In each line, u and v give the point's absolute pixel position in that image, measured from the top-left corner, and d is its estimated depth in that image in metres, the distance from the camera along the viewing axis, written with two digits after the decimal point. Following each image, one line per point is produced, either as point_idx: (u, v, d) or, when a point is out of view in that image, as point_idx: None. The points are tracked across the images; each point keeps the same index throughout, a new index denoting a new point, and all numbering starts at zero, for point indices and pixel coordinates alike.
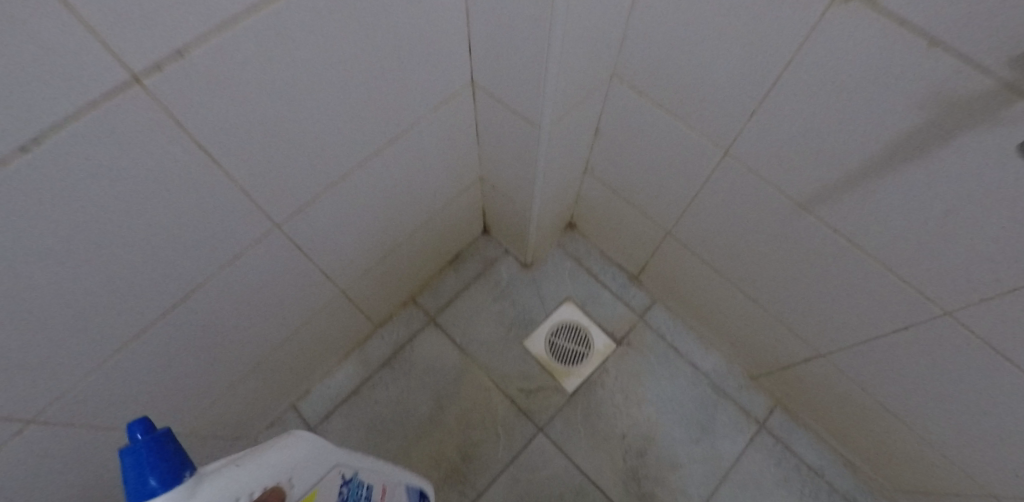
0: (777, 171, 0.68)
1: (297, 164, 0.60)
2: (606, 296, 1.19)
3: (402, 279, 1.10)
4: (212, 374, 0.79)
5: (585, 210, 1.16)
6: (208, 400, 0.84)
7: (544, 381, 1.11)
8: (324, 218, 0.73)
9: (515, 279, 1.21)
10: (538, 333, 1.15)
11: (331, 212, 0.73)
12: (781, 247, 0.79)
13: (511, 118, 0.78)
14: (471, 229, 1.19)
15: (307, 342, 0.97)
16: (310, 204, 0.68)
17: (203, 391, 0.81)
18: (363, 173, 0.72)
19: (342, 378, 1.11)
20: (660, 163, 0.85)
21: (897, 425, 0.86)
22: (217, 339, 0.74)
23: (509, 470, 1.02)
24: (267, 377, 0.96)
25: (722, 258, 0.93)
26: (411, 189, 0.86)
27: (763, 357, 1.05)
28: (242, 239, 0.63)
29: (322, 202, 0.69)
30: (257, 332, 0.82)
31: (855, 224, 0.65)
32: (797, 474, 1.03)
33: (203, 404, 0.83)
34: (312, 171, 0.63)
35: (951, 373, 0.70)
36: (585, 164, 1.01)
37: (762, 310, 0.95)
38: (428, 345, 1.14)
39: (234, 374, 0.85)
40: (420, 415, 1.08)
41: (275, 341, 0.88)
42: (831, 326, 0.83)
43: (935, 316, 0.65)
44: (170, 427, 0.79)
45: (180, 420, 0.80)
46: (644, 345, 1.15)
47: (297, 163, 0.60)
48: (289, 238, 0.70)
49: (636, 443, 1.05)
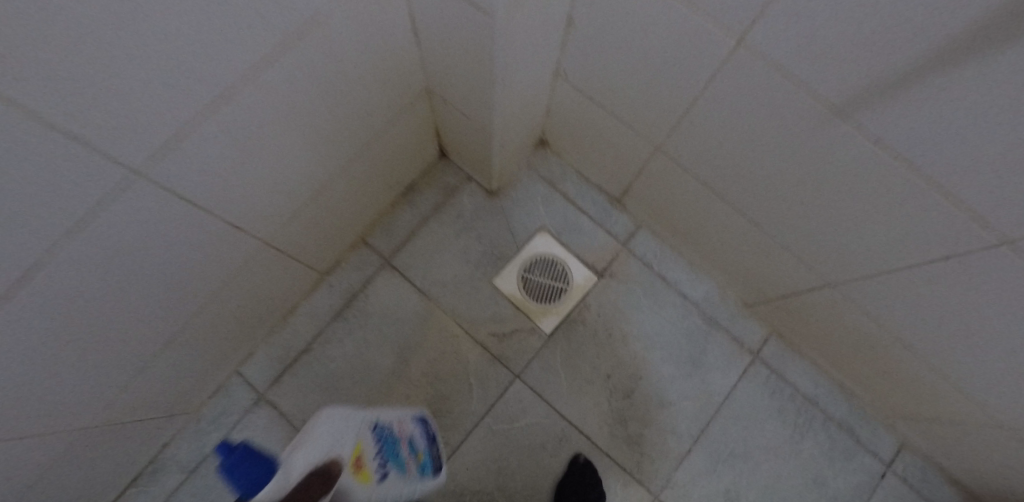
0: (805, 67, 0.50)
1: (170, 103, 0.39)
2: (586, 224, 1.04)
3: (343, 219, 0.92)
4: (116, 368, 0.64)
5: (558, 124, 0.97)
6: (120, 390, 0.69)
7: (518, 323, 0.99)
8: (223, 167, 0.53)
9: (480, 209, 1.04)
10: (509, 270, 1.01)
11: (222, 163, 0.53)
12: (800, 165, 0.63)
13: (450, 6, 0.56)
14: (423, 154, 1.00)
15: (236, 306, 0.82)
16: (199, 154, 0.47)
17: (111, 385, 0.66)
18: (267, 99, 0.51)
19: (293, 335, 0.98)
20: (652, 64, 0.66)
21: (909, 357, 0.78)
22: (115, 335, 0.58)
23: (484, 423, 0.94)
24: (199, 350, 0.82)
25: (724, 178, 0.78)
26: (333, 112, 0.65)
27: (762, 285, 0.93)
28: (115, 217, 0.44)
29: (217, 148, 0.49)
30: (169, 312, 0.65)
31: (909, 135, 0.47)
32: (791, 405, 0.98)
33: (112, 396, 0.69)
34: (193, 107, 0.42)
35: (995, 314, 0.58)
36: (554, 66, 0.81)
37: (767, 236, 0.82)
38: (385, 292, 1.00)
39: (150, 358, 0.70)
40: (382, 371, 0.96)
41: (196, 317, 0.73)
42: (849, 257, 0.71)
43: (991, 247, 0.50)
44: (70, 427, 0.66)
45: (82, 418, 0.66)
46: (630, 277, 1.02)
47: (169, 100, 0.39)
48: (186, 200, 0.51)
49: (621, 384, 0.96)
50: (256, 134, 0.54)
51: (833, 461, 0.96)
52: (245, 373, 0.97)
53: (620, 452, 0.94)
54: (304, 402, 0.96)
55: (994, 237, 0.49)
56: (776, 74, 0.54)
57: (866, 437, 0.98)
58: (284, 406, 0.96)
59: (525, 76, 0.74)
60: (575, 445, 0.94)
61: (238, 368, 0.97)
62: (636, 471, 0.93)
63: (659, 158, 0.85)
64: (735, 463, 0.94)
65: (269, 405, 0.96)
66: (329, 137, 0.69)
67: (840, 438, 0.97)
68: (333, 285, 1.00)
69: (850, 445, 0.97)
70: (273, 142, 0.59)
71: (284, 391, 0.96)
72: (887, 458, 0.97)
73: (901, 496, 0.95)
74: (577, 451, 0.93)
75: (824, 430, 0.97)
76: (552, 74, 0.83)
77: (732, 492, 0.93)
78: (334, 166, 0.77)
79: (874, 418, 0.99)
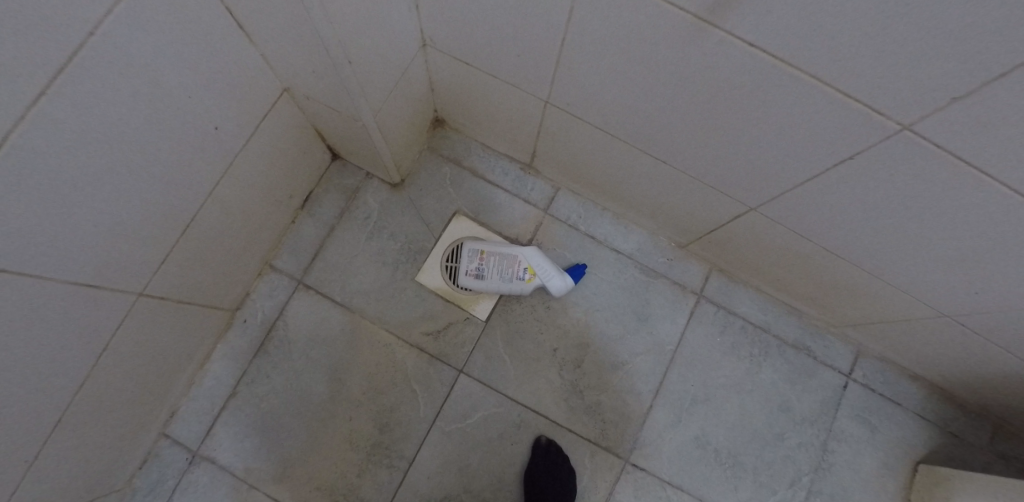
0: None
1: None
2: (503, 198, 0.98)
3: (234, 247, 0.83)
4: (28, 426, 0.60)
5: (447, 100, 0.90)
6: (43, 457, 0.65)
7: (451, 316, 0.93)
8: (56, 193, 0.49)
9: (388, 205, 0.97)
10: (431, 263, 0.95)
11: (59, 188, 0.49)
12: (685, 88, 0.59)
13: None
14: (311, 159, 0.92)
15: (143, 354, 0.75)
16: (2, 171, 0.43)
17: (26, 450, 0.61)
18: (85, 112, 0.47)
19: (215, 382, 0.89)
20: (509, 12, 0.60)
21: (840, 263, 0.77)
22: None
23: (436, 427, 0.89)
24: (113, 412, 0.75)
25: (620, 123, 0.73)
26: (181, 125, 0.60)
27: (688, 223, 0.90)
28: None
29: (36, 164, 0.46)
30: (56, 365, 0.61)
31: (772, 30, 0.45)
32: (743, 336, 0.96)
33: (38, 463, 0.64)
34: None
35: (905, 202, 0.58)
36: (419, 36, 0.74)
37: (679, 173, 0.78)
38: (304, 313, 0.92)
39: (64, 415, 0.65)
40: (317, 398, 0.89)
41: (90, 372, 0.67)
42: (759, 176, 0.68)
43: (894, 134, 0.50)
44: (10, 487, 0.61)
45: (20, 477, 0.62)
46: (558, 244, 0.97)
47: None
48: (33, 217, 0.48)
49: (570, 354, 0.93)
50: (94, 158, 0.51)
51: (795, 383, 0.96)
52: (174, 434, 0.87)
53: (582, 425, 0.91)
54: (245, 449, 0.87)
55: (892, 122, 0.49)
56: None
57: (823, 353, 0.97)
58: (223, 459, 0.87)
59: (385, 50, 0.67)
60: (535, 428, 0.90)
61: (165, 430, 0.87)
62: (602, 439, 0.90)
63: (553, 115, 0.80)
64: (700, 407, 0.93)
65: (206, 462, 0.87)
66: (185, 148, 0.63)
67: (798, 359, 0.96)
68: (247, 319, 0.92)
69: (809, 364, 0.97)
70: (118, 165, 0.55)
71: (219, 444, 0.87)
72: (846, 368, 0.97)
73: (865, 401, 0.96)
74: (538, 434, 0.90)
75: (781, 355, 0.96)
76: (419, 45, 0.76)
77: (703, 438, 0.92)
78: (196, 192, 0.69)
79: (828, 332, 0.98)
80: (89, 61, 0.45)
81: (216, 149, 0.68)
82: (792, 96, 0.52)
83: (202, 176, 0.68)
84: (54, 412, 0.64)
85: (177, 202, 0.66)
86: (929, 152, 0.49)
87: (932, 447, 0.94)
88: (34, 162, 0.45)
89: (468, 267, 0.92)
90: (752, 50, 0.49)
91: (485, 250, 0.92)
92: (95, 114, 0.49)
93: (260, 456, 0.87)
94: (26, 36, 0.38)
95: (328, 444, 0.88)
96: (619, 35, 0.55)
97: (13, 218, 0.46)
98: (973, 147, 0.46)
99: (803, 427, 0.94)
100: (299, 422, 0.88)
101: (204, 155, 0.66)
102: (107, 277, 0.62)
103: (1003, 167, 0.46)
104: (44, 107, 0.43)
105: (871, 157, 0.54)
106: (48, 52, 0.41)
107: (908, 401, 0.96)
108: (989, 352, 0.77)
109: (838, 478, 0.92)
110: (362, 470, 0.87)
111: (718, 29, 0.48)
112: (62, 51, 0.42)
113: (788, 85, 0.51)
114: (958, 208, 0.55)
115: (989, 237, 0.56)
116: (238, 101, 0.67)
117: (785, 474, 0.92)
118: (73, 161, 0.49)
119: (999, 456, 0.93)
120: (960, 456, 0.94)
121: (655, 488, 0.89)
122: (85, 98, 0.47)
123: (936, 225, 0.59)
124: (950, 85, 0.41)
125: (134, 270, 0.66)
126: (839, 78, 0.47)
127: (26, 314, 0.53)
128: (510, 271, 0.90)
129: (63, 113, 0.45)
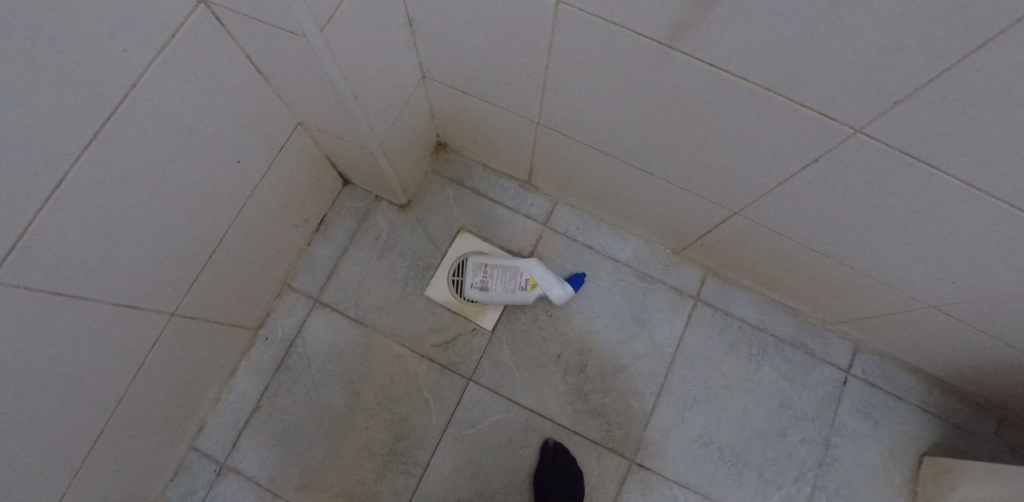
0: (618, 11, 0.52)
1: (32, 156, 0.45)
2: (504, 214, 1.04)
3: (255, 270, 0.90)
4: (77, 435, 0.67)
5: (448, 125, 0.97)
6: (89, 465, 0.71)
7: (458, 327, 0.99)
8: (106, 223, 0.57)
9: (396, 225, 1.03)
10: (439, 278, 1.01)
11: (109, 219, 0.57)
12: (660, 104, 0.65)
13: (287, 41, 0.58)
14: (324, 185, 0.99)
15: (176, 370, 0.82)
16: (57, 204, 0.50)
17: (74, 457, 0.68)
18: (128, 153, 0.55)
19: (240, 397, 0.95)
20: (497, 43, 0.67)
21: (824, 260, 0.81)
22: (45, 411, 0.60)
23: (448, 433, 0.94)
24: (149, 424, 0.81)
25: (606, 140, 0.79)
26: (209, 160, 0.68)
27: (680, 230, 0.94)
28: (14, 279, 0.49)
29: (87, 200, 0.53)
30: (102, 380, 0.68)
31: (726, 51, 0.51)
32: (741, 336, 1.00)
33: (84, 470, 0.71)
34: (53, 157, 0.47)
35: (872, 198, 0.63)
36: (418, 69, 0.81)
37: (665, 182, 0.83)
38: (321, 330, 0.98)
39: (108, 426, 0.72)
40: (336, 409, 0.95)
41: (131, 386, 0.73)
42: (738, 181, 0.73)
43: (847, 137, 0.55)
44: (60, 490, 0.68)
45: (69, 482, 0.69)
46: (558, 255, 1.02)
47: (33, 153, 0.45)
48: (84, 246, 0.55)
49: (574, 360, 0.98)
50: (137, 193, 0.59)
51: (794, 381, 0.98)
52: (203, 447, 0.93)
53: (588, 427, 0.95)
54: (269, 459, 0.93)
55: (845, 126, 0.54)
56: (597, 20, 0.55)
57: (821, 350, 1.00)
58: (248, 470, 0.92)
59: (388, 84, 0.75)
60: (542, 431, 0.94)
61: (194, 443, 0.93)
62: (608, 441, 0.95)
63: (545, 135, 0.86)
64: (702, 407, 0.97)
65: (232, 473, 0.92)
66: (213, 180, 0.70)
67: (796, 357, 0.99)
68: (268, 337, 0.98)
69: (808, 361, 0.99)
70: (157, 198, 0.62)
71: (245, 455, 0.93)
72: (845, 364, 0.99)
73: (865, 396, 0.98)
74: (546, 437, 0.94)
75: (779, 353, 0.99)
76: (419, 77, 0.83)
77: (707, 436, 0.95)
78: (222, 220, 0.76)
79: (825, 329, 1.01)
80: (133, 110, 0.53)
81: (240, 179, 0.75)
82: (754, 106, 0.57)
83: (226, 204, 0.75)
84: (96, 424, 0.70)
85: (205, 229, 0.74)
86: (881, 150, 0.54)
87: (936, 439, 0.95)
88: (86, 199, 0.53)
89: (473, 280, 0.97)
90: (711, 69, 0.55)
91: (488, 264, 0.97)
92: (136, 154, 0.56)
93: (284, 465, 0.93)
94: (80, 92, 0.47)
95: (347, 453, 0.93)
96: (596, 60, 0.62)
97: (67, 247, 0.53)
98: (918, 144, 0.51)
99: (805, 423, 0.96)
100: (319, 432, 0.94)
101: (230, 186, 0.74)
102: (145, 299, 0.69)
103: (946, 161, 0.51)
104: (95, 150, 0.51)
105: (834, 158, 0.59)
106: (97, 105, 0.49)
107: (910, 395, 0.98)
108: (977, 339, 0.80)
109: (842, 473, 0.94)
110: (380, 476, 0.92)
111: (679, 52, 0.54)
112: (111, 103, 0.50)
113: (749, 97, 0.56)
114: (917, 201, 0.59)
115: (951, 227, 0.60)
116: (257, 135, 0.74)
117: (789, 470, 0.94)
118: (120, 196, 0.57)
119: (1006, 445, 0.94)
120: (965, 447, 0.95)
121: (661, 486, 0.93)
122: (128, 141, 0.54)
123: (903, 218, 0.63)
124: (886, 90, 0.46)
125: (168, 292, 0.73)
126: (791, 89, 0.52)
127: (76, 332, 0.60)
128: (514, 282, 0.95)
129: (110, 155, 0.53)
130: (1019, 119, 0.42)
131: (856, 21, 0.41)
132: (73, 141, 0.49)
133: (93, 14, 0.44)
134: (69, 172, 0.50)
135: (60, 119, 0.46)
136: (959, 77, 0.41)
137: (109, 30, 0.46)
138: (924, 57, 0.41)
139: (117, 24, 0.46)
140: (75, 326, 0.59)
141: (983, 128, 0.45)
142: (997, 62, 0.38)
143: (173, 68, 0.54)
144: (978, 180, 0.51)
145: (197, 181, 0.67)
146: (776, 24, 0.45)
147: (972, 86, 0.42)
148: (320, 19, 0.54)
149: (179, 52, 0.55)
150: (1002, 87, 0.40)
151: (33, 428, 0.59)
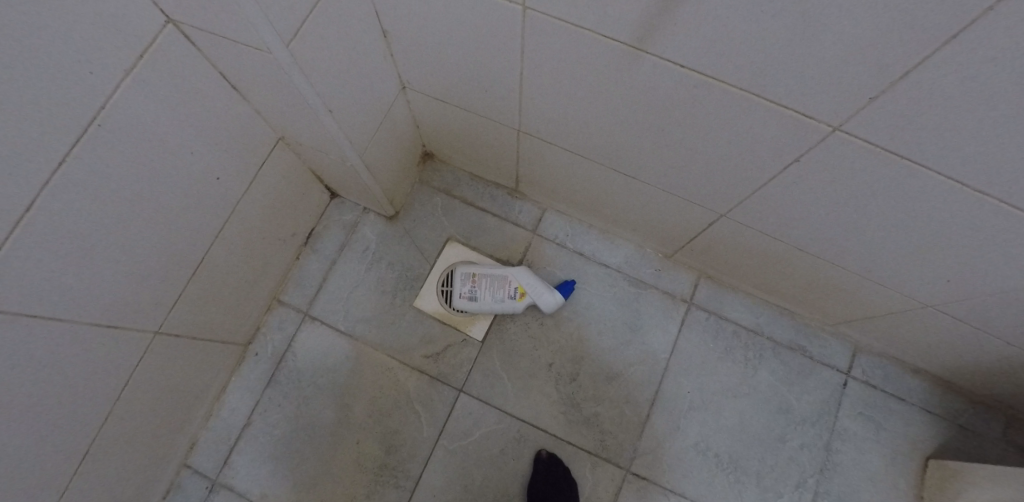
0: (586, 15, 0.51)
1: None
2: (493, 222, 1.04)
3: (243, 285, 0.90)
4: (64, 455, 0.67)
5: (433, 135, 0.97)
6: (77, 486, 0.71)
7: (448, 338, 0.98)
8: (86, 244, 0.57)
9: (386, 237, 1.03)
10: (428, 289, 1.00)
11: (91, 239, 0.57)
12: (639, 107, 0.64)
13: (257, 57, 0.58)
14: (311, 199, 0.99)
15: (165, 387, 0.82)
16: (29, 231, 0.50)
17: (61, 479, 0.68)
18: (106, 175, 0.55)
19: (231, 412, 0.96)
20: (473, 50, 0.66)
21: (816, 261, 0.80)
22: (30, 434, 0.60)
23: (440, 446, 0.93)
24: (139, 442, 0.81)
25: (591, 146, 0.78)
26: (190, 178, 0.68)
27: (670, 233, 0.93)
28: None
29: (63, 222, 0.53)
30: (90, 399, 0.67)
31: (700, 53, 0.50)
32: (735, 340, 0.98)
33: (72, 491, 0.70)
34: (22, 181, 0.47)
35: (859, 196, 0.61)
36: (398, 80, 0.81)
37: (650, 187, 0.82)
38: (312, 344, 0.98)
39: (97, 445, 0.72)
40: (327, 423, 0.95)
41: (120, 405, 0.73)
42: (724, 184, 0.73)
43: (826, 135, 0.54)
44: None
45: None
46: (547, 263, 1.02)
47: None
48: (64, 269, 0.56)
49: (565, 367, 0.97)
50: (116, 213, 0.59)
51: (792, 384, 0.96)
52: (195, 464, 0.93)
53: (581, 437, 0.94)
54: (261, 475, 0.93)
55: (823, 124, 0.53)
56: (568, 26, 0.54)
57: (819, 352, 0.98)
58: (240, 486, 0.92)
59: (367, 96, 0.74)
60: (535, 442, 0.93)
61: (186, 460, 0.93)
62: (602, 450, 0.93)
63: (527, 142, 0.85)
64: (698, 413, 0.95)
65: (224, 489, 0.92)
66: (196, 196, 0.70)
67: (793, 360, 0.97)
68: (259, 352, 0.98)
69: (806, 364, 0.97)
70: (137, 217, 0.62)
71: (236, 471, 0.93)
72: (845, 366, 0.97)
73: (866, 399, 0.95)
74: (539, 448, 0.93)
75: (776, 356, 0.97)
76: (400, 88, 0.83)
77: (703, 444, 0.94)
78: (206, 237, 0.76)
79: (823, 331, 0.98)
80: (106, 130, 0.53)
81: (223, 195, 0.76)
82: (733, 107, 0.56)
83: (209, 221, 0.75)
84: (83, 445, 0.69)
85: (190, 247, 0.74)
86: (863, 147, 0.53)
87: (942, 442, 0.93)
88: (61, 223, 0.53)
89: (461, 290, 0.96)
90: (684, 71, 0.54)
91: (476, 273, 0.96)
92: (112, 174, 0.56)
93: (276, 481, 0.92)
94: (46, 117, 0.46)
95: (339, 468, 0.93)
96: (569, 65, 0.61)
97: (43, 271, 0.53)
98: (900, 140, 0.50)
99: (804, 428, 0.94)
100: (311, 447, 0.94)
101: (212, 202, 0.74)
102: (129, 319, 0.69)
103: (928, 155, 0.50)
104: (67, 172, 0.51)
105: (816, 156, 0.58)
106: (66, 130, 0.49)
107: (913, 397, 0.95)
108: (976, 338, 0.78)
109: (845, 479, 0.92)
110: (372, 491, 0.92)
111: (652, 55, 0.53)
112: (81, 125, 0.50)
113: (726, 98, 0.55)
114: (904, 197, 0.57)
115: (943, 224, 0.59)
116: (237, 151, 0.74)
117: (789, 477, 0.92)
118: (99, 218, 0.57)
119: (1014, 446, 0.91)
120: (972, 449, 0.92)
121: (658, 496, 0.91)
122: (101, 160, 0.54)
123: (893, 214, 0.62)
124: (862, 85, 0.45)
125: (152, 311, 0.72)
126: (766, 89, 0.51)
127: (58, 355, 0.60)
128: (502, 291, 0.94)
129: (85, 177, 0.53)
130: (1002, 110, 0.41)
131: (826, 16, 0.40)
132: (41, 166, 0.48)
133: (56, 40, 0.43)
134: (39, 196, 0.49)
135: (30, 145, 0.46)
136: (938, 68, 0.40)
137: (75, 53, 0.46)
138: (898, 50, 0.40)
139: (84, 46, 0.46)
140: (55, 349, 0.59)
141: (965, 120, 0.44)
142: (974, 51, 0.37)
143: (145, 89, 0.55)
144: (962, 176, 0.50)
145: (178, 198, 0.67)
146: (744, 23, 0.44)
147: (949, 78, 0.40)
148: (285, 36, 0.53)
149: (151, 71, 0.55)
150: (983, 75, 0.39)
151: (18, 452, 0.59)
